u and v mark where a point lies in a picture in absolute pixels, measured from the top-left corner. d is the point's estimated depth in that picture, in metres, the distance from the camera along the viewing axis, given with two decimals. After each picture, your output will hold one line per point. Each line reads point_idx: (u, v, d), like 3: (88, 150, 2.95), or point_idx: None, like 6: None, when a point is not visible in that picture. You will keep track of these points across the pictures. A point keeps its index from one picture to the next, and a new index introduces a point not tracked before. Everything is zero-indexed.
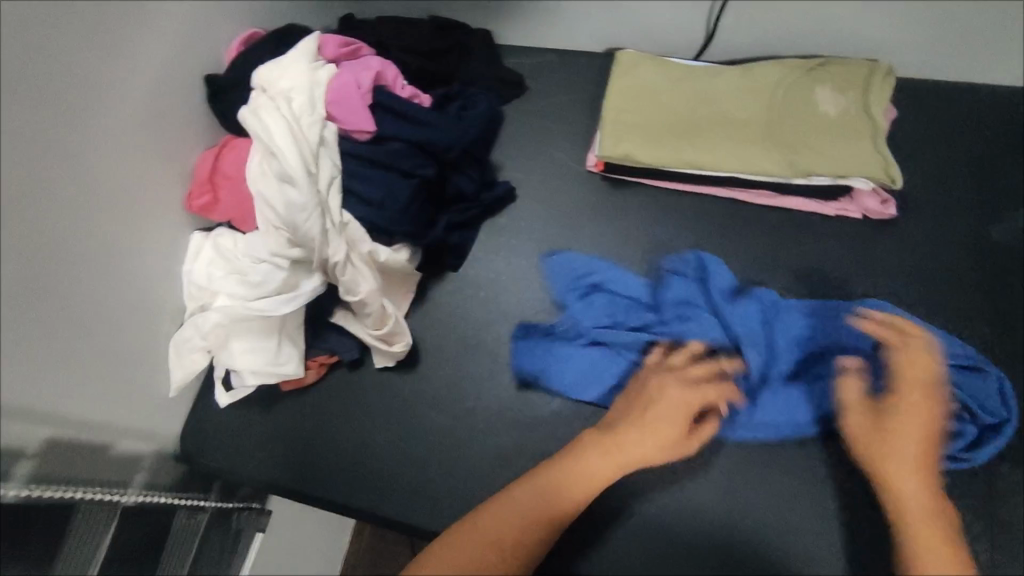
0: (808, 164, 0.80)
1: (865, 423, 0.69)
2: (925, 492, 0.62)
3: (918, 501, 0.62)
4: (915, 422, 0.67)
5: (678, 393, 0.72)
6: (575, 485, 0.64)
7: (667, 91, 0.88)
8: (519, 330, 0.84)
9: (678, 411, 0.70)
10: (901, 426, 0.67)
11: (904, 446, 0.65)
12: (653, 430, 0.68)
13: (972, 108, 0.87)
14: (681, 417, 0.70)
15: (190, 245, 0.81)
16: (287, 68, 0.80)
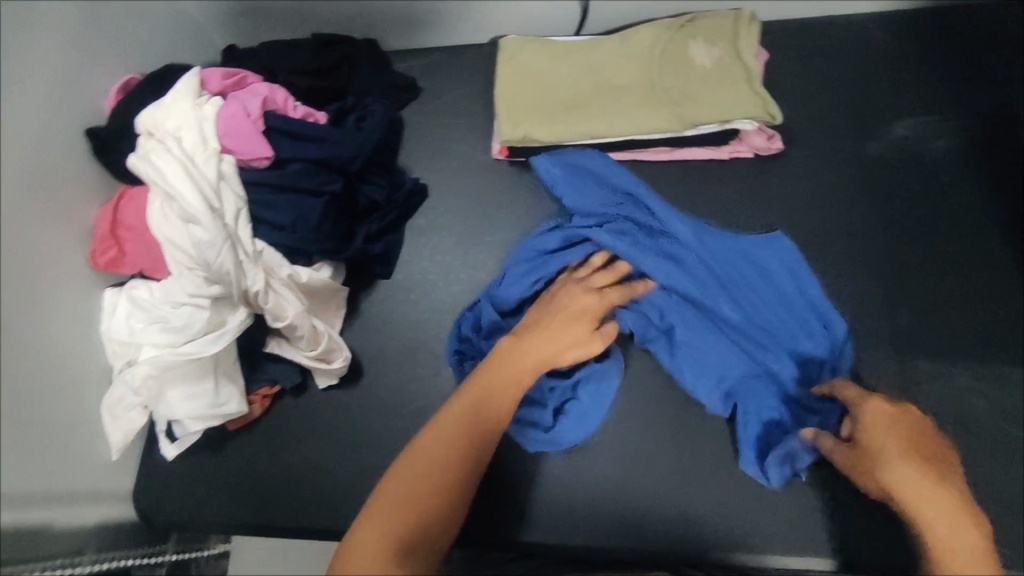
0: (693, 116, 0.84)
1: (893, 453, 0.61)
2: (968, 531, 0.55)
3: (960, 545, 0.54)
4: (899, 451, 0.62)
5: (577, 291, 0.76)
6: (496, 407, 0.66)
7: (554, 68, 0.90)
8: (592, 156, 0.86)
9: (586, 318, 0.75)
10: (905, 458, 0.61)
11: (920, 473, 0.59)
12: (558, 341, 0.73)
13: (833, 38, 0.93)
14: (586, 316, 0.75)
15: (104, 303, 0.78)
16: (171, 108, 0.79)
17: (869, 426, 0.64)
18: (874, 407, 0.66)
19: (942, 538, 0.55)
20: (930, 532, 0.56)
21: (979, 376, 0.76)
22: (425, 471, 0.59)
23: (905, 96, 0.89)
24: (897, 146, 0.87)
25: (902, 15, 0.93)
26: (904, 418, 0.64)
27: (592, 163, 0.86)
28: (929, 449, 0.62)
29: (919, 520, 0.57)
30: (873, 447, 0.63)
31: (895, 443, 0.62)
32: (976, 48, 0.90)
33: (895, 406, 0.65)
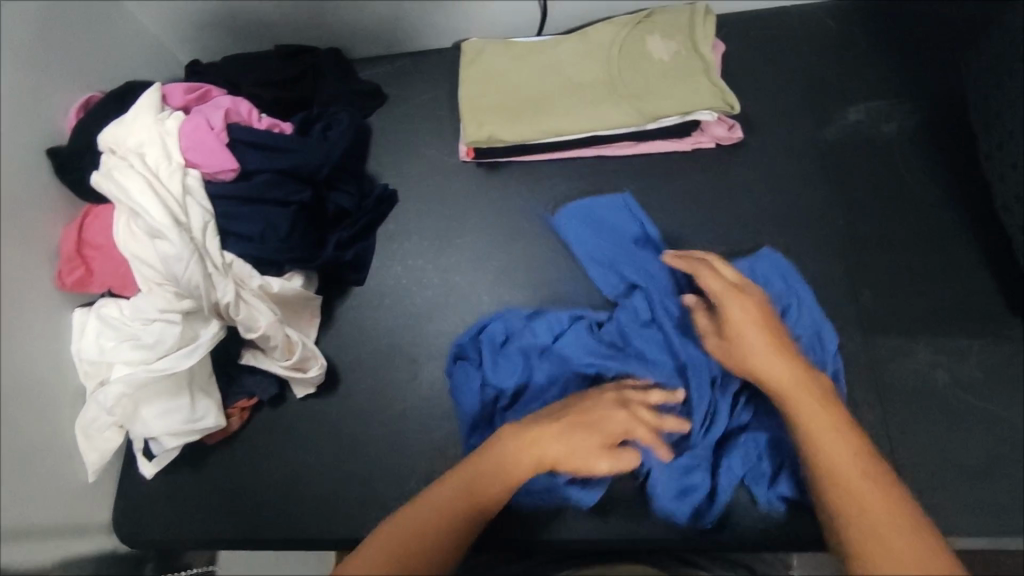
0: (654, 109, 0.86)
1: (764, 355, 0.68)
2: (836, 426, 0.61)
3: (832, 438, 0.60)
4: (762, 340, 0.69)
5: (610, 404, 0.71)
6: (489, 495, 0.63)
7: (516, 69, 0.91)
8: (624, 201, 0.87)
9: (608, 433, 0.70)
10: (768, 349, 0.68)
11: (779, 368, 0.66)
12: (572, 446, 0.68)
13: (787, 28, 0.95)
14: (608, 432, 0.70)
15: (73, 323, 0.77)
16: (132, 125, 0.79)
17: (737, 323, 0.71)
18: (739, 305, 0.72)
19: (808, 414, 0.62)
20: (796, 410, 0.63)
21: (942, 350, 0.78)
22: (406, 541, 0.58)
23: (858, 83, 0.91)
24: (853, 130, 0.89)
25: (852, 4, 0.95)
26: (763, 313, 0.71)
27: (614, 205, 0.87)
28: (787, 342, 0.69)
29: (789, 402, 0.64)
30: (743, 345, 0.69)
31: (755, 338, 0.69)
32: (922, 33, 0.92)
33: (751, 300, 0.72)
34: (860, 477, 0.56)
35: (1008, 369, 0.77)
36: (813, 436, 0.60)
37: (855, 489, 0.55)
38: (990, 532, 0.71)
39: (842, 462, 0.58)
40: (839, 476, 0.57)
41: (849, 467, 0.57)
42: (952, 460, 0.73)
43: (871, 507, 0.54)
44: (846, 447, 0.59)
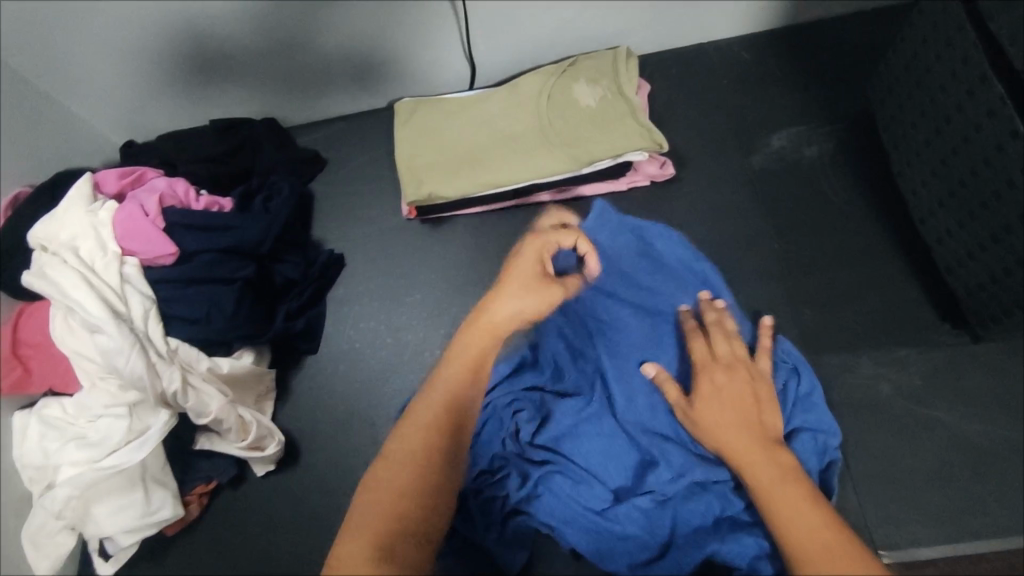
0: (587, 155, 0.88)
1: (735, 431, 0.65)
2: (808, 504, 0.56)
3: (803, 520, 0.54)
4: (730, 418, 0.67)
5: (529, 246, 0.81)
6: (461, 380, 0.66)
7: (450, 125, 0.93)
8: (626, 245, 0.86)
9: (528, 268, 0.78)
10: (731, 418, 0.66)
11: (750, 447, 0.63)
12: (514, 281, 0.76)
13: (706, 65, 0.99)
14: (529, 267, 0.78)
15: (13, 427, 0.74)
16: (62, 218, 0.78)
17: (703, 392, 0.70)
18: (707, 377, 0.71)
19: (768, 481, 0.59)
20: (758, 479, 0.60)
21: (883, 362, 0.80)
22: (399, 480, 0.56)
23: (779, 111, 0.95)
24: (778, 157, 0.92)
25: (766, 36, 1.00)
26: (734, 383, 0.69)
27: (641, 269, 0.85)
28: (756, 416, 0.67)
29: (747, 469, 0.61)
30: (702, 414, 0.68)
31: (725, 414, 0.67)
32: (834, 60, 0.97)
33: (726, 375, 0.70)
34: (821, 543, 0.52)
35: (947, 374, 0.79)
36: (770, 503, 0.57)
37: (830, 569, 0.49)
38: (950, 537, 0.72)
39: (805, 528, 0.54)
40: (795, 541, 0.53)
41: (804, 529, 0.53)
42: (903, 471, 0.75)
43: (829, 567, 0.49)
44: (801, 509, 0.55)
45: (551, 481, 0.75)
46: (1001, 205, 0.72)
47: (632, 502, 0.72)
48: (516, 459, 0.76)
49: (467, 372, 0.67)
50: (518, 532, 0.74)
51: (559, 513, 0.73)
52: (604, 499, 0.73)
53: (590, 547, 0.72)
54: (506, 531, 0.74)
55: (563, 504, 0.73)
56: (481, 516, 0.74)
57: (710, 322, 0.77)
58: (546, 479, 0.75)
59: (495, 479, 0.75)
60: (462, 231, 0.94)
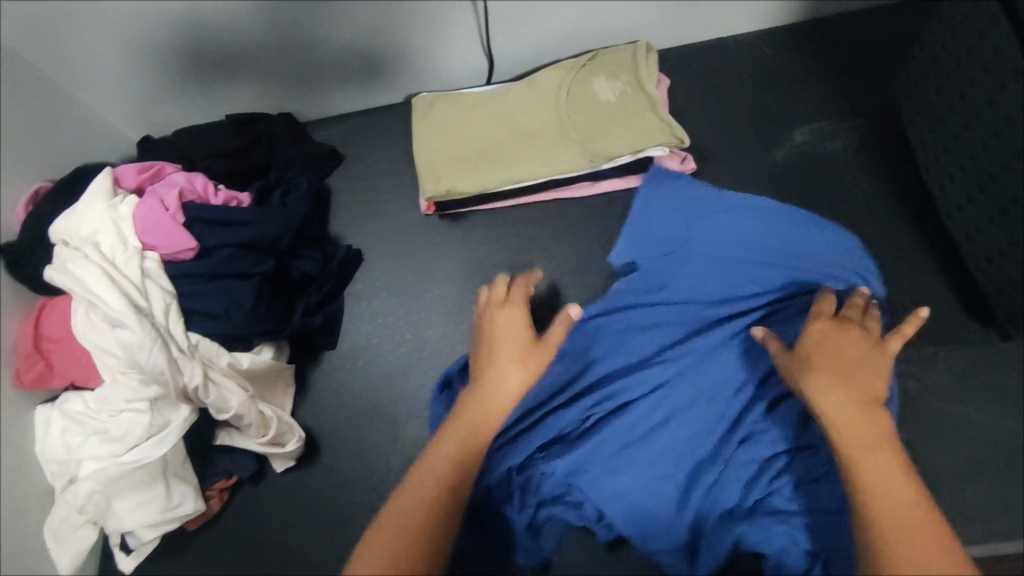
0: (607, 150, 0.87)
1: (840, 384, 0.61)
2: (906, 483, 0.55)
3: (900, 497, 0.54)
4: (844, 372, 0.61)
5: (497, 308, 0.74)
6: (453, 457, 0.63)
7: (468, 120, 0.92)
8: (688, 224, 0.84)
9: (509, 336, 0.71)
10: (841, 379, 0.61)
11: (848, 404, 0.59)
12: (497, 351, 0.70)
13: (726, 59, 0.98)
14: (513, 335, 0.70)
15: (36, 421, 0.75)
16: (84, 214, 0.78)
17: (811, 349, 0.64)
18: (818, 330, 0.65)
19: (866, 451, 0.57)
20: (845, 442, 0.58)
21: (909, 360, 0.80)
22: (411, 531, 0.57)
23: (801, 106, 0.94)
24: (800, 152, 0.91)
25: (790, 29, 0.98)
26: (847, 342, 0.64)
27: (701, 248, 0.83)
28: (870, 380, 0.62)
29: (836, 433, 0.59)
30: (811, 367, 0.63)
31: (827, 370, 0.62)
32: (858, 54, 0.96)
33: (841, 333, 0.64)
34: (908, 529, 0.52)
35: (974, 373, 0.79)
36: (860, 472, 0.56)
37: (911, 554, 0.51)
38: (978, 537, 0.72)
39: (892, 504, 0.54)
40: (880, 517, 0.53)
41: (890, 502, 0.54)
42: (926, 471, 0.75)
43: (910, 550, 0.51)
44: (898, 484, 0.55)
45: (600, 456, 0.75)
46: (1007, 221, 0.74)
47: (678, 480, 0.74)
48: (570, 432, 0.77)
49: (470, 440, 0.65)
50: (552, 519, 0.75)
51: (603, 490, 0.74)
52: (653, 478, 0.74)
53: (628, 529, 0.72)
54: (545, 507, 0.75)
55: (606, 482, 0.74)
56: (521, 491, 0.75)
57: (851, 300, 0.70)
58: (593, 458, 0.75)
59: (545, 453, 0.76)
60: (481, 226, 0.93)
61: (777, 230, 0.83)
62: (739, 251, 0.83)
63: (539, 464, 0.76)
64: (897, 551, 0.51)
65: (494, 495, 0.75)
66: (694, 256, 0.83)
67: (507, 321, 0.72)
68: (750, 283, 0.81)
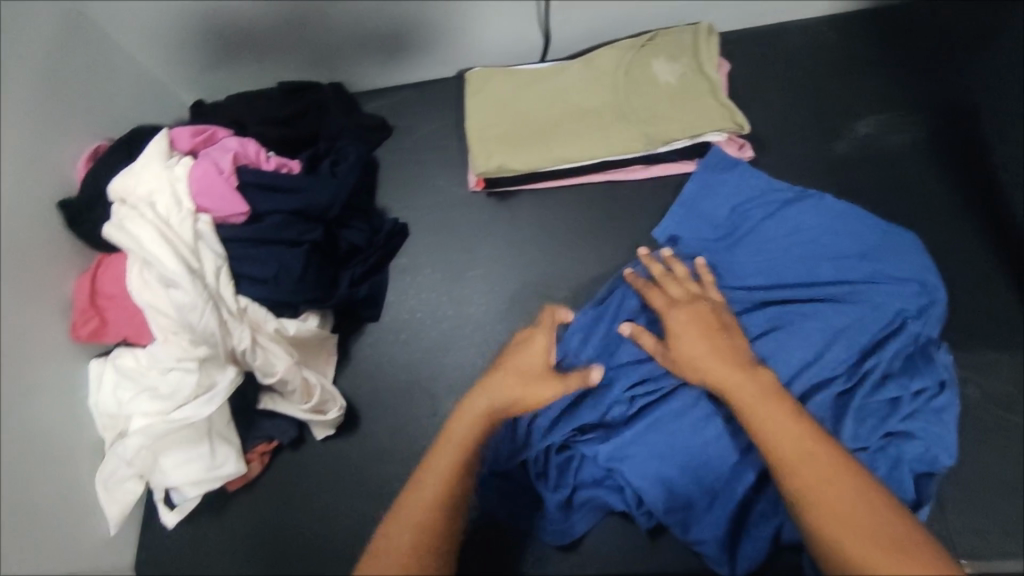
0: (663, 134, 0.86)
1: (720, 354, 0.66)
2: (799, 427, 0.59)
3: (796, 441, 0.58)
4: (703, 345, 0.67)
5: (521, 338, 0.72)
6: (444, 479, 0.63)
7: (521, 97, 0.91)
8: (770, 207, 0.82)
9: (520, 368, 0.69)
10: (705, 351, 0.66)
11: (730, 370, 0.64)
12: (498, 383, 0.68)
13: (792, 44, 0.95)
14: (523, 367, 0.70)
15: (90, 375, 0.77)
16: (140, 173, 0.79)
17: (674, 333, 0.69)
18: (675, 316, 0.70)
19: (752, 404, 0.61)
20: (740, 402, 0.62)
21: (968, 365, 0.77)
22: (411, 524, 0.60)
23: (868, 95, 0.91)
24: (864, 143, 0.88)
25: (859, 15, 0.95)
26: (697, 317, 0.69)
27: (781, 233, 0.81)
28: (734, 344, 0.67)
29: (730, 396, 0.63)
30: (676, 348, 0.68)
31: (700, 345, 0.67)
32: (931, 44, 0.92)
33: (694, 309, 0.70)
34: (811, 466, 0.56)
35: None
36: (758, 429, 0.60)
37: (825, 499, 0.54)
38: None
39: (794, 453, 0.57)
40: (780, 459, 0.57)
41: (792, 445, 0.57)
42: (977, 479, 0.73)
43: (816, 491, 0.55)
44: (792, 429, 0.59)
45: (644, 442, 0.75)
46: None
47: (722, 472, 0.73)
48: (618, 417, 0.77)
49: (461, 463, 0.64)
50: (591, 500, 0.75)
51: (645, 477, 0.73)
52: (696, 469, 0.73)
53: (666, 519, 0.72)
54: (585, 486, 0.76)
55: (648, 471, 0.74)
56: (559, 471, 0.77)
57: (660, 275, 0.75)
58: (640, 443, 0.75)
59: (589, 436, 0.77)
60: (529, 205, 0.92)
61: (840, 224, 0.80)
62: (825, 240, 0.80)
63: (587, 444, 0.77)
64: (802, 487, 0.55)
65: (538, 475, 0.77)
66: (773, 242, 0.81)
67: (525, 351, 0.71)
68: (832, 274, 0.79)
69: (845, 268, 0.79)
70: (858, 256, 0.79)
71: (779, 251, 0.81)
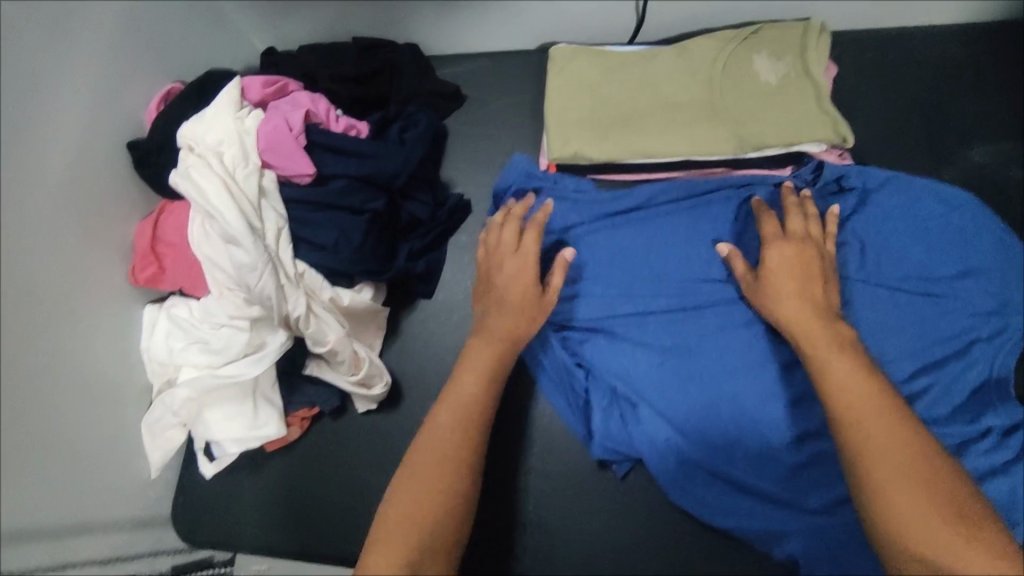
0: (755, 139, 0.80)
1: (804, 306, 0.67)
2: (863, 381, 0.59)
3: (858, 388, 0.59)
4: (791, 288, 0.68)
5: (511, 250, 0.74)
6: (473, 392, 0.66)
7: (606, 81, 0.86)
8: (883, 179, 0.79)
9: (516, 277, 0.72)
10: (795, 294, 0.67)
11: (809, 318, 0.66)
12: (506, 300, 0.71)
13: (910, 52, 0.86)
14: (524, 275, 0.72)
15: (144, 320, 0.77)
16: (210, 121, 0.76)
17: (768, 266, 0.70)
18: (775, 251, 0.71)
19: (821, 353, 0.63)
20: (813, 347, 0.63)
21: None
22: (453, 425, 0.63)
23: (986, 118, 0.84)
24: (975, 173, 0.82)
25: (986, 30, 0.86)
26: (802, 257, 0.70)
27: (897, 215, 0.78)
28: (819, 289, 0.68)
29: (805, 342, 0.65)
30: (768, 288, 0.69)
31: (783, 286, 0.68)
32: None
33: (796, 249, 0.70)
34: (875, 418, 0.57)
35: None
36: (824, 372, 0.61)
37: (877, 443, 0.55)
38: None
39: (853, 398, 0.58)
40: (847, 411, 0.58)
41: (853, 391, 0.59)
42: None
43: (871, 436, 0.56)
44: (855, 378, 0.60)
45: (681, 381, 0.76)
46: None
47: (723, 449, 0.74)
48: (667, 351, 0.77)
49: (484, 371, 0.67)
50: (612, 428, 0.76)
51: (676, 413, 0.75)
52: (704, 420, 0.74)
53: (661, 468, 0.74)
54: (606, 411, 0.78)
55: (673, 408, 0.75)
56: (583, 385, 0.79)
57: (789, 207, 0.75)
58: (677, 383, 0.76)
59: (630, 361, 0.78)
60: None
61: (951, 217, 0.77)
62: (939, 230, 0.77)
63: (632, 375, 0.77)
64: (860, 438, 0.56)
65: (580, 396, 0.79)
66: (886, 220, 0.78)
67: (517, 262, 0.73)
68: (941, 266, 0.76)
69: (947, 266, 0.76)
70: (967, 260, 0.76)
71: (876, 223, 0.78)
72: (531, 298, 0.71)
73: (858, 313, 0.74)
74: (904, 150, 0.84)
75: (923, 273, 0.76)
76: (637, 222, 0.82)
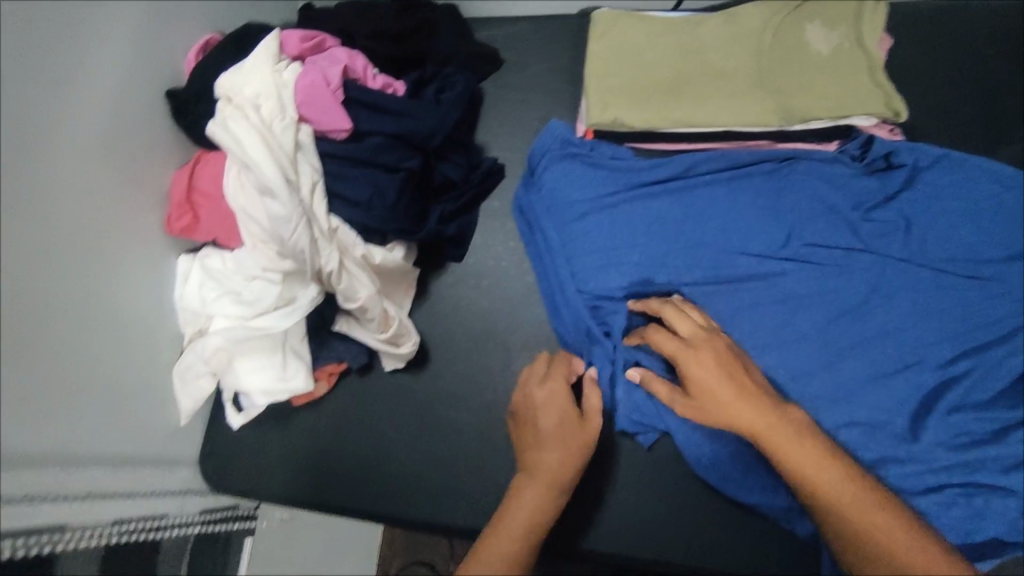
0: (802, 112, 0.79)
1: (755, 410, 0.65)
2: (818, 457, 0.63)
3: (815, 467, 0.62)
4: (727, 390, 0.67)
5: (540, 384, 0.73)
6: (523, 504, 0.64)
7: (649, 47, 0.84)
8: (933, 159, 0.77)
9: (554, 410, 0.70)
10: (729, 396, 0.67)
11: (756, 413, 0.65)
12: (557, 430, 0.68)
13: (972, 24, 0.82)
14: (560, 402, 0.71)
15: (178, 269, 0.78)
16: (248, 73, 0.75)
17: (692, 381, 0.68)
18: (697, 365, 0.69)
19: (776, 443, 0.64)
20: (755, 430, 0.65)
21: None
22: (515, 535, 0.62)
23: None
24: None
25: None
26: (722, 364, 0.68)
27: (946, 195, 0.76)
28: (751, 386, 0.67)
29: (764, 440, 0.65)
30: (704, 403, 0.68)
31: (727, 399, 0.66)
32: None
33: (710, 352, 0.69)
34: (842, 490, 0.61)
35: None
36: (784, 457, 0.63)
37: (853, 513, 0.60)
38: None
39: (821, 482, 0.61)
40: (812, 485, 0.62)
41: (817, 473, 0.62)
42: None
43: (850, 511, 0.60)
44: (810, 457, 0.63)
45: None
46: None
47: None
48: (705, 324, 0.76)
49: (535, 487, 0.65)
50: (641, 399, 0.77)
51: None
52: None
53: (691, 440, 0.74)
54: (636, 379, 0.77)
55: None
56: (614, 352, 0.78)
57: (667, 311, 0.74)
58: None
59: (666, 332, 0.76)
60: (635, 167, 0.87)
61: (1003, 197, 0.75)
62: (989, 212, 0.75)
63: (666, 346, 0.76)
64: (841, 514, 0.60)
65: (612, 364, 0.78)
66: (934, 199, 0.76)
67: (552, 401, 0.71)
68: (987, 250, 0.74)
69: (996, 249, 0.74)
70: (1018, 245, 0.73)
71: (922, 204, 0.76)
72: (578, 425, 0.69)
73: (898, 294, 0.73)
74: (955, 131, 0.82)
75: (970, 256, 0.74)
76: (678, 192, 0.80)
